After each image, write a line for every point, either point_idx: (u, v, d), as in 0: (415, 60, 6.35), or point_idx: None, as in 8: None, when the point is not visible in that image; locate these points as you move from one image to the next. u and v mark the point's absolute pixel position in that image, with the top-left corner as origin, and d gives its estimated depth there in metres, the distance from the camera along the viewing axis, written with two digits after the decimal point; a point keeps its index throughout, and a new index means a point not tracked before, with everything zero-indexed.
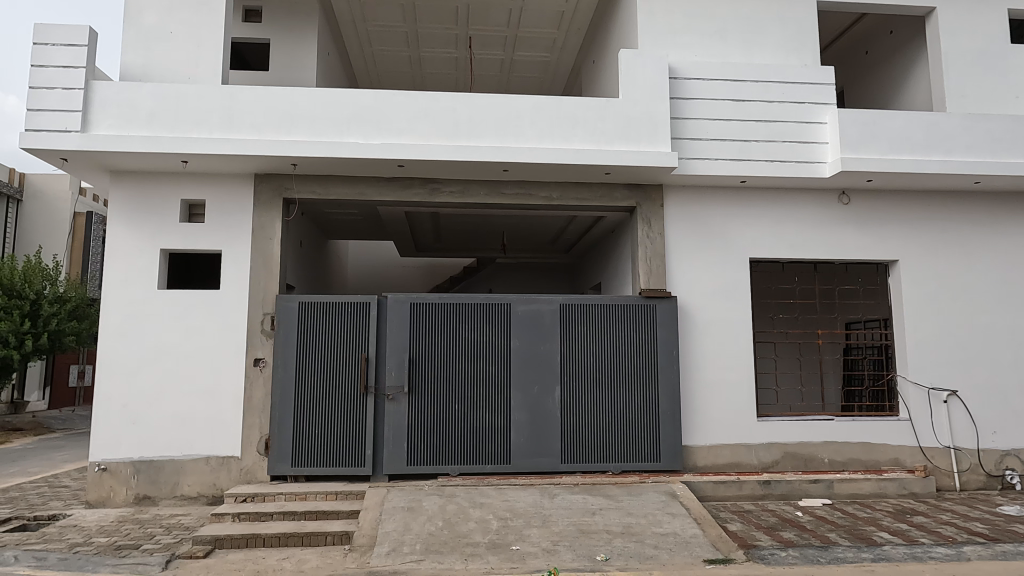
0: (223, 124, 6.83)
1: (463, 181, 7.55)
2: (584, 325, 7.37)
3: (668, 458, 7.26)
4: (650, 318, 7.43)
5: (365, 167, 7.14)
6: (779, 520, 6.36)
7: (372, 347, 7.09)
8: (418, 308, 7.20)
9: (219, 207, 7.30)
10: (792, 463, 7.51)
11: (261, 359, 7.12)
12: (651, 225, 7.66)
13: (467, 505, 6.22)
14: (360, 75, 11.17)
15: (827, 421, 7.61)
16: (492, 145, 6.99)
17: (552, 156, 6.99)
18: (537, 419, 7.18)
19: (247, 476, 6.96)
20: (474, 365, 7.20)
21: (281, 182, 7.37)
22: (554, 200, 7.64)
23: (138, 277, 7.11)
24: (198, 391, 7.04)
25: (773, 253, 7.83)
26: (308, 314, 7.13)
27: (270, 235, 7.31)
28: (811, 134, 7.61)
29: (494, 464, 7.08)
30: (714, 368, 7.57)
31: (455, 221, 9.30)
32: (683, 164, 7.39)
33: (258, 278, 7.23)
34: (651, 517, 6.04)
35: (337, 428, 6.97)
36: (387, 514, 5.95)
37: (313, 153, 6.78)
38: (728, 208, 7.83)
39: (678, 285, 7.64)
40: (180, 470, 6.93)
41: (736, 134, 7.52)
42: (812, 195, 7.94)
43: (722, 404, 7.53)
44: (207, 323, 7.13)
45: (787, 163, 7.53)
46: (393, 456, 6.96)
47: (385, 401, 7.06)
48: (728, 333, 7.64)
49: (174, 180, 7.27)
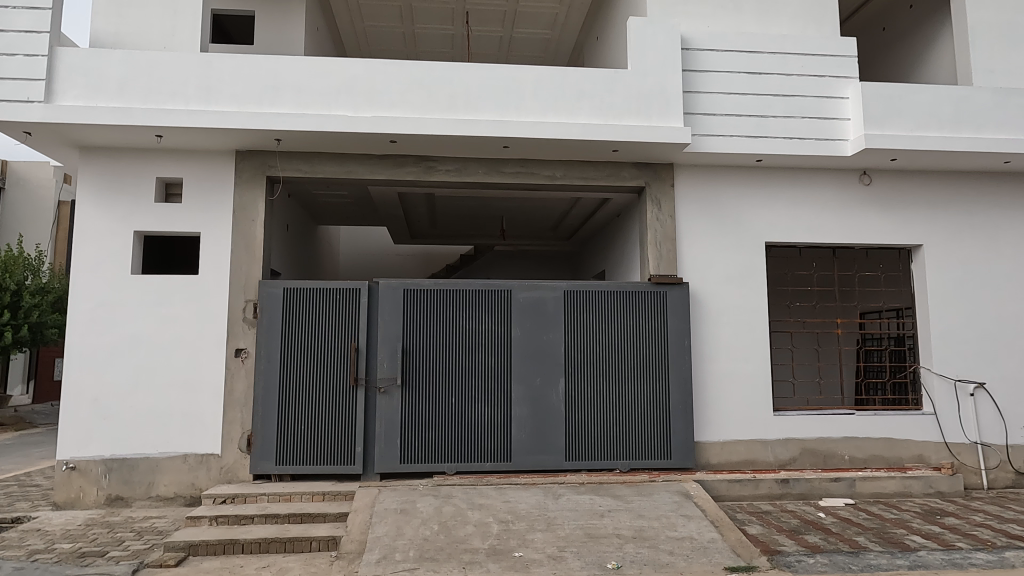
0: (200, 95, 6.30)
1: (461, 158, 7.04)
2: (591, 313, 6.89)
3: (679, 454, 6.80)
4: (660, 306, 6.95)
5: (355, 142, 6.62)
6: (801, 522, 5.91)
7: (362, 336, 6.60)
8: (413, 295, 6.71)
9: (198, 185, 6.78)
10: (810, 461, 7.06)
11: (243, 349, 6.61)
12: (661, 206, 7.17)
13: (465, 507, 5.75)
14: (351, 52, 10.62)
15: (847, 415, 7.16)
16: (491, 119, 6.49)
17: (556, 130, 6.48)
18: (540, 413, 6.70)
19: (228, 475, 6.46)
20: (473, 356, 6.72)
21: (265, 159, 6.85)
22: (557, 179, 7.13)
23: (109, 261, 6.59)
24: (175, 384, 6.54)
25: (791, 236, 7.35)
26: (294, 300, 6.62)
27: (253, 215, 6.79)
28: (832, 109, 7.12)
29: (493, 461, 6.61)
30: (728, 359, 7.10)
31: (452, 204, 8.81)
32: (697, 141, 6.90)
33: (239, 262, 6.72)
34: (665, 520, 5.57)
35: (326, 422, 6.48)
36: (378, 517, 5.48)
37: (298, 127, 6.26)
38: (743, 189, 7.34)
39: (690, 271, 7.16)
40: (155, 469, 6.43)
41: (752, 109, 7.02)
42: (832, 175, 7.46)
43: (737, 398, 7.07)
44: (184, 311, 6.62)
45: (806, 141, 7.04)
46: (385, 453, 6.48)
47: (377, 394, 6.57)
48: (743, 322, 7.17)
49: (148, 157, 6.76)
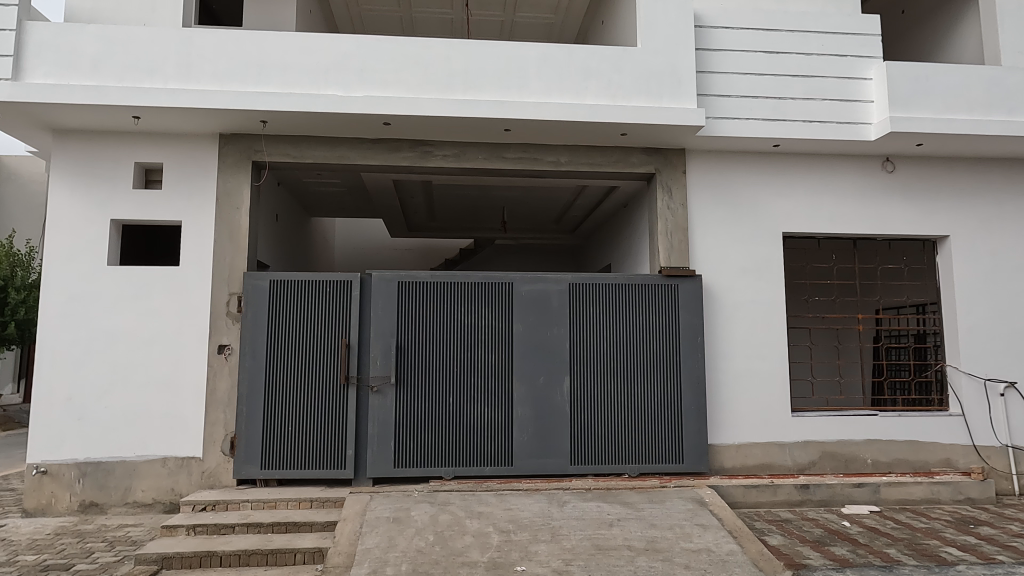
0: (179, 73, 5.88)
1: (459, 142, 6.62)
2: (597, 307, 6.46)
3: (691, 458, 6.37)
4: (671, 301, 6.53)
5: (346, 124, 6.19)
6: (825, 532, 5.48)
7: (353, 331, 6.18)
8: (407, 288, 6.28)
9: (179, 171, 6.37)
10: (831, 465, 6.64)
11: (226, 346, 6.19)
12: (672, 193, 6.76)
13: (463, 515, 5.33)
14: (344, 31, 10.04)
15: (869, 416, 6.74)
16: (492, 100, 6.07)
17: (561, 111, 6.05)
18: (543, 414, 6.28)
19: (210, 480, 6.04)
20: (472, 353, 6.30)
21: (250, 143, 6.43)
22: (562, 165, 6.70)
23: (84, 252, 6.18)
24: (153, 383, 6.13)
25: (809, 227, 6.92)
26: (281, 292, 6.20)
27: (237, 203, 6.37)
28: (854, 90, 6.69)
29: (493, 465, 6.19)
30: (743, 357, 6.68)
31: (451, 193, 8.39)
32: (711, 124, 6.47)
33: (222, 253, 6.29)
34: (679, 530, 5.15)
35: (315, 424, 6.07)
36: (368, 527, 5.06)
37: (283, 107, 5.83)
38: (760, 176, 6.92)
39: (703, 264, 6.74)
40: (133, 473, 6.02)
41: (769, 91, 6.60)
42: (853, 162, 7.03)
43: (753, 398, 6.64)
44: (163, 305, 6.21)
45: (827, 124, 6.61)
46: (378, 457, 6.06)
47: (369, 393, 6.15)
48: (759, 318, 6.74)
49: (127, 141, 6.34)
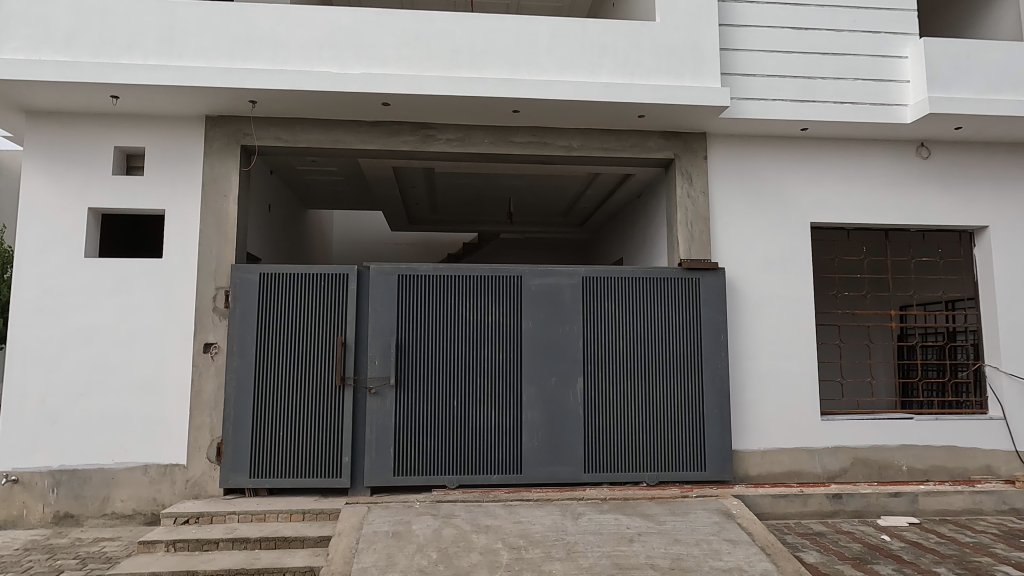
0: (161, 48, 5.42)
1: (464, 126, 6.15)
2: (611, 302, 5.99)
3: (714, 466, 5.91)
4: (693, 295, 6.07)
5: (341, 105, 5.72)
6: (865, 548, 5.02)
7: (350, 329, 5.72)
8: (408, 281, 5.82)
9: (162, 155, 5.91)
10: (863, 473, 6.17)
11: (213, 344, 5.74)
12: (692, 180, 6.29)
13: (469, 529, 4.87)
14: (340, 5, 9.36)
15: (904, 420, 6.28)
16: (499, 77, 5.60)
17: (575, 89, 5.58)
18: (555, 418, 5.82)
19: (194, 490, 5.59)
20: (477, 351, 5.84)
21: (239, 126, 5.96)
22: (574, 150, 6.24)
23: (59, 243, 5.72)
24: (134, 385, 5.67)
25: (839, 217, 6.45)
26: (271, 286, 5.73)
27: (225, 190, 5.91)
28: (889, 69, 6.21)
29: (500, 473, 5.73)
30: (769, 357, 6.21)
31: (454, 182, 7.92)
32: (735, 105, 6.00)
33: (208, 244, 5.83)
34: (706, 546, 4.69)
35: (308, 429, 5.62)
36: (365, 543, 4.61)
37: (273, 85, 5.37)
38: (786, 162, 6.45)
39: (726, 256, 6.28)
40: (111, 482, 5.57)
41: (797, 69, 6.13)
42: (886, 147, 6.56)
43: (779, 400, 6.18)
44: (144, 300, 5.75)
45: (859, 106, 6.13)
46: (376, 464, 5.61)
47: (366, 395, 5.70)
48: (786, 315, 6.28)
49: (106, 124, 5.88)
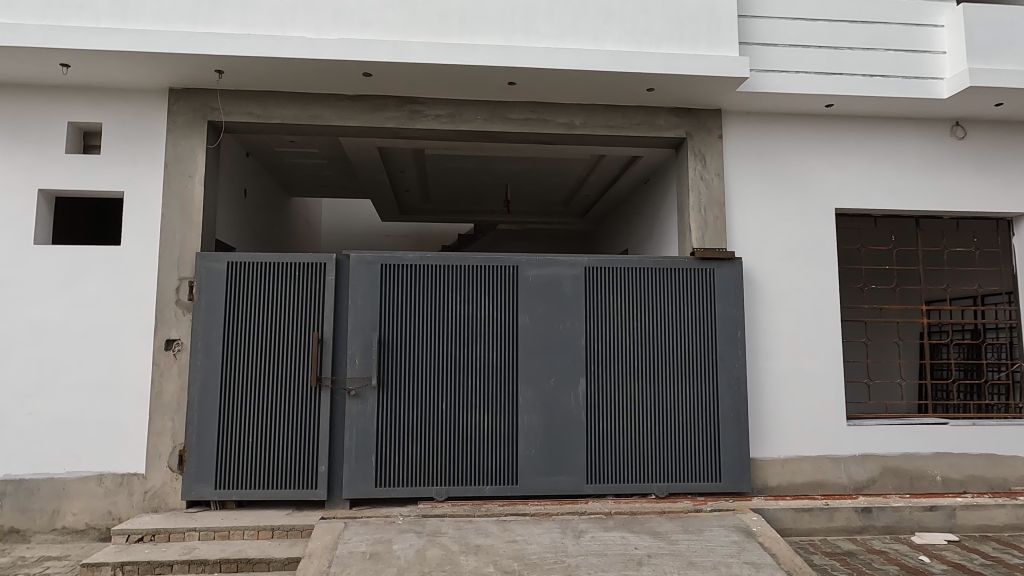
0: (115, 10, 4.85)
1: (455, 100, 5.59)
2: (617, 295, 5.43)
3: (730, 475, 5.36)
4: (706, 288, 5.50)
5: (318, 75, 5.15)
6: (902, 571, 4.46)
7: (328, 324, 5.16)
8: (392, 271, 5.26)
9: (121, 132, 5.35)
10: (894, 483, 5.62)
11: (176, 341, 5.18)
12: (706, 161, 5.73)
13: (457, 549, 4.32)
14: None
15: (938, 425, 5.72)
16: (493, 44, 5.03)
17: (576, 57, 5.01)
18: (555, 423, 5.26)
19: (154, 502, 5.04)
20: (468, 349, 5.28)
21: (205, 100, 5.40)
22: (576, 128, 5.67)
23: (5, 228, 5.16)
24: (87, 385, 5.11)
25: (866, 202, 5.88)
26: (240, 277, 5.17)
27: (189, 170, 5.35)
28: (923, 40, 5.63)
29: (494, 484, 5.18)
30: (790, 356, 5.65)
31: (446, 166, 7.36)
32: (754, 78, 5.42)
33: (172, 230, 5.28)
34: (725, 571, 4.14)
35: (281, 435, 5.07)
36: (338, 566, 4.06)
37: (239, 51, 4.80)
38: (809, 143, 5.89)
39: (743, 245, 5.72)
40: (61, 493, 5.02)
41: (823, 39, 5.56)
42: (917, 126, 5.99)
43: (801, 402, 5.62)
44: (100, 292, 5.19)
45: (890, 79, 5.55)
46: (357, 474, 5.05)
47: (345, 397, 5.14)
48: (809, 309, 5.71)
49: (59, 98, 5.33)
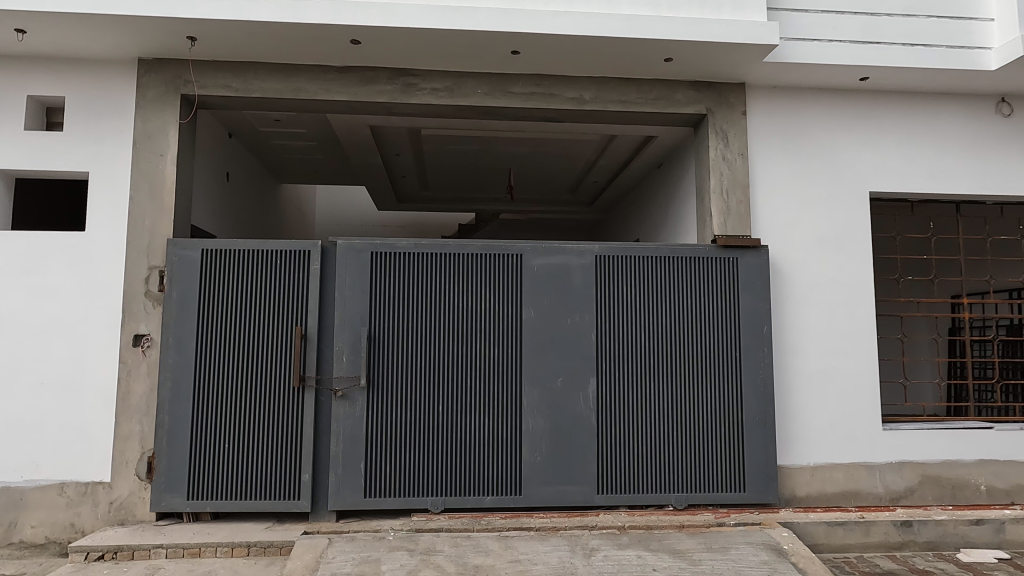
0: None
1: (453, 72, 5.09)
2: (631, 286, 4.93)
3: (755, 485, 4.86)
4: (729, 279, 5.00)
5: (301, 43, 4.66)
6: None
7: (312, 318, 4.69)
8: (383, 260, 4.78)
9: (85, 107, 4.86)
10: (934, 493, 5.12)
11: (145, 336, 4.70)
12: (728, 139, 5.22)
13: (452, 571, 3.84)
14: None
15: (983, 430, 5.22)
16: (494, 8, 4.53)
17: (587, 21, 4.50)
18: (562, 427, 4.77)
19: (121, 514, 4.58)
20: (466, 345, 4.79)
21: (179, 71, 4.91)
22: (586, 103, 5.17)
23: None
24: (47, 385, 4.64)
25: (903, 185, 5.37)
26: (216, 266, 4.69)
27: (160, 149, 4.86)
28: (968, 6, 5.12)
29: (495, 495, 4.69)
30: (820, 353, 5.15)
31: (445, 148, 6.86)
32: (783, 46, 4.91)
33: (141, 214, 4.79)
34: None
35: (259, 440, 4.59)
36: None
37: (212, 14, 4.30)
38: (840, 119, 5.38)
39: (769, 232, 5.21)
40: (18, 504, 4.55)
41: (858, 5, 5.05)
42: (959, 103, 5.48)
43: (832, 404, 5.13)
44: (62, 283, 4.71)
45: (933, 49, 5.02)
46: (343, 483, 4.58)
47: (331, 398, 4.66)
48: (840, 302, 5.21)
49: (19, 69, 4.85)
